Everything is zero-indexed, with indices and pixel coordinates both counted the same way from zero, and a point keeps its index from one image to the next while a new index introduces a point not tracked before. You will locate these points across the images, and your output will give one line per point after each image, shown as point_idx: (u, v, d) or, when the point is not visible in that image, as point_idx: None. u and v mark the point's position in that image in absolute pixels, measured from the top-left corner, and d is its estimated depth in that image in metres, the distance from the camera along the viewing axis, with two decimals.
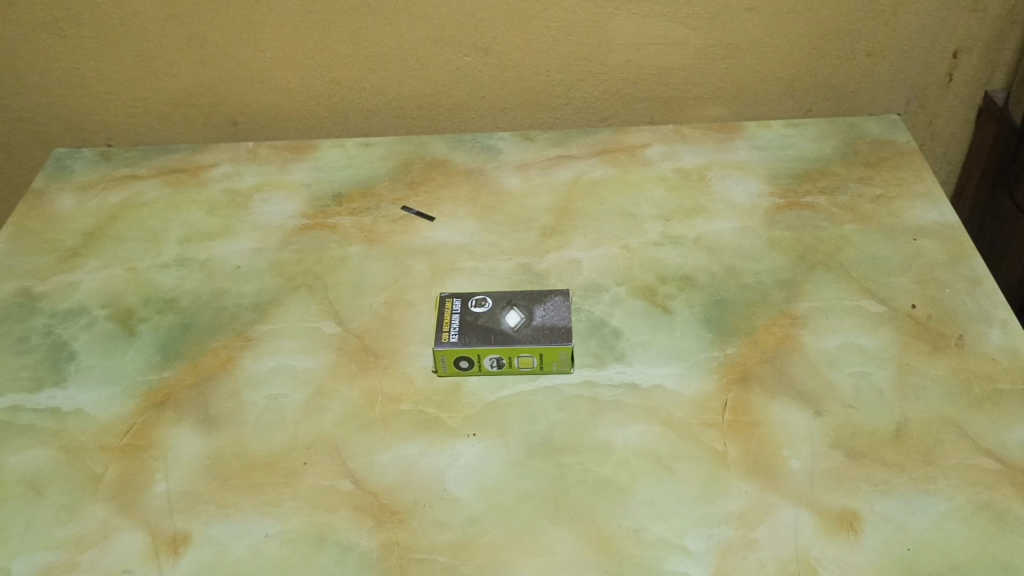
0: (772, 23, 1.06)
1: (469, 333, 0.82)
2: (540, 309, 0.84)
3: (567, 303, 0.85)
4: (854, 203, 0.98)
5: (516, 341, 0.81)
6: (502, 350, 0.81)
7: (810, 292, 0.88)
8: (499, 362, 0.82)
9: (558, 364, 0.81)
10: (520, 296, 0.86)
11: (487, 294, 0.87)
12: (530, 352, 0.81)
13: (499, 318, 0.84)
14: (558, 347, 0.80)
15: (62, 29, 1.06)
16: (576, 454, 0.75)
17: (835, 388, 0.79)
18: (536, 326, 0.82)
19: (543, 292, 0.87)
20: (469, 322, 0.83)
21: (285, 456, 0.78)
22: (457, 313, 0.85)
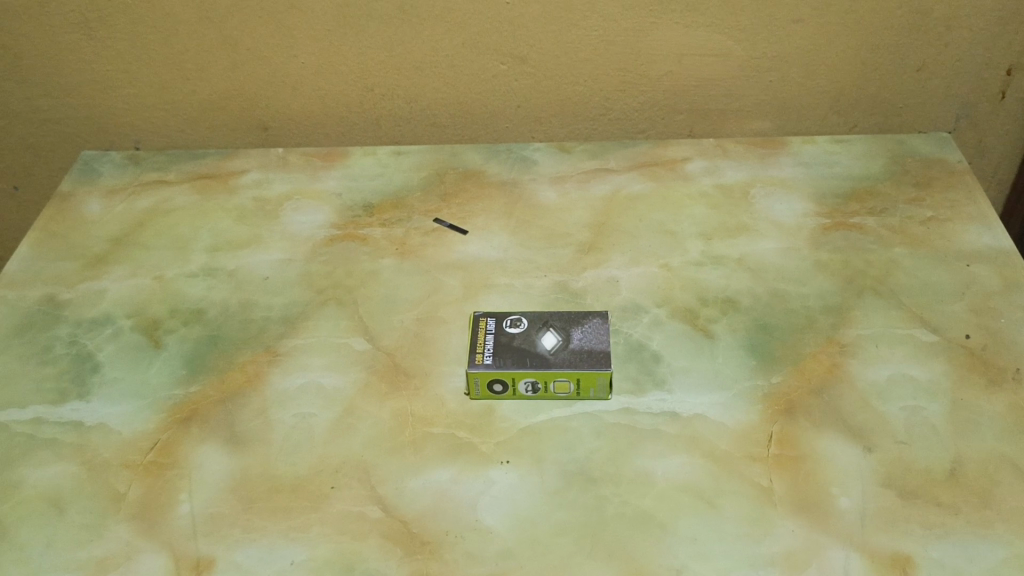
0: (821, 35, 1.03)
1: (504, 355, 0.79)
2: (578, 331, 0.82)
3: (606, 326, 0.83)
4: (904, 225, 0.95)
5: (553, 365, 0.78)
6: (539, 375, 0.78)
7: (858, 319, 0.85)
8: (535, 387, 0.79)
9: (597, 390, 0.79)
10: (556, 317, 0.83)
11: (522, 314, 0.84)
12: (567, 377, 0.78)
13: (534, 340, 0.81)
14: (597, 372, 0.77)
15: (93, 30, 1.05)
16: (614, 486, 0.72)
17: (885, 422, 0.76)
18: (573, 350, 0.80)
19: (581, 313, 0.84)
20: (504, 343, 0.81)
21: (313, 479, 0.75)
22: (491, 333, 0.82)
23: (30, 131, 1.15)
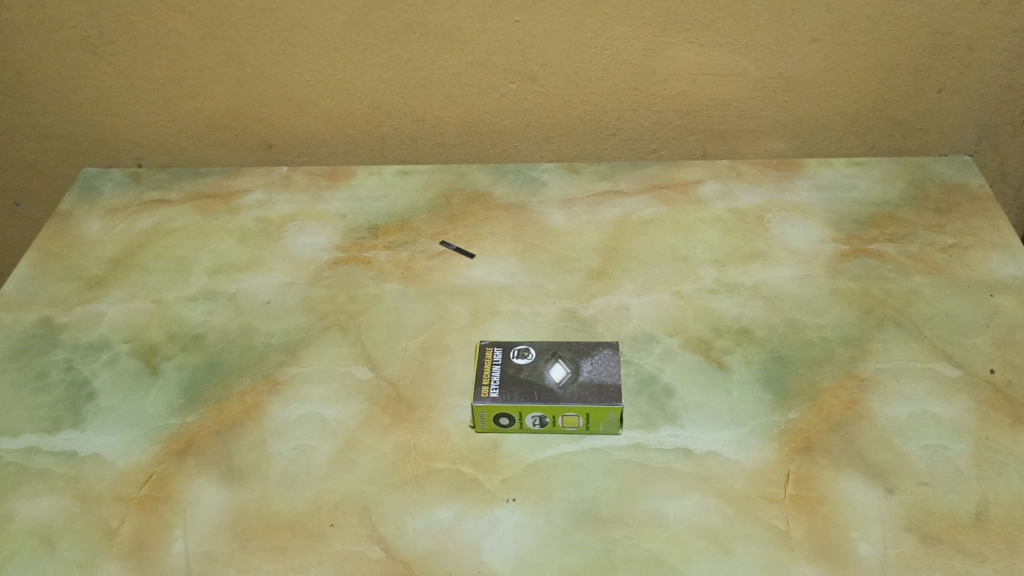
0: (839, 56, 1.00)
1: (511, 388, 0.77)
2: (587, 363, 0.79)
3: (616, 357, 0.80)
4: (925, 253, 0.92)
5: (561, 399, 0.75)
6: (546, 409, 0.75)
7: (878, 352, 0.82)
8: (542, 421, 0.76)
9: (607, 425, 0.76)
10: (565, 348, 0.81)
11: (530, 344, 0.81)
12: (576, 412, 0.75)
13: (542, 372, 0.78)
14: (607, 408, 0.74)
15: (94, 47, 1.02)
16: (624, 527, 0.70)
17: (907, 463, 0.73)
18: (582, 383, 0.77)
19: (590, 344, 0.81)
20: (511, 375, 0.78)
21: (312, 517, 0.73)
22: (497, 364, 0.79)
23: (31, 147, 1.13)
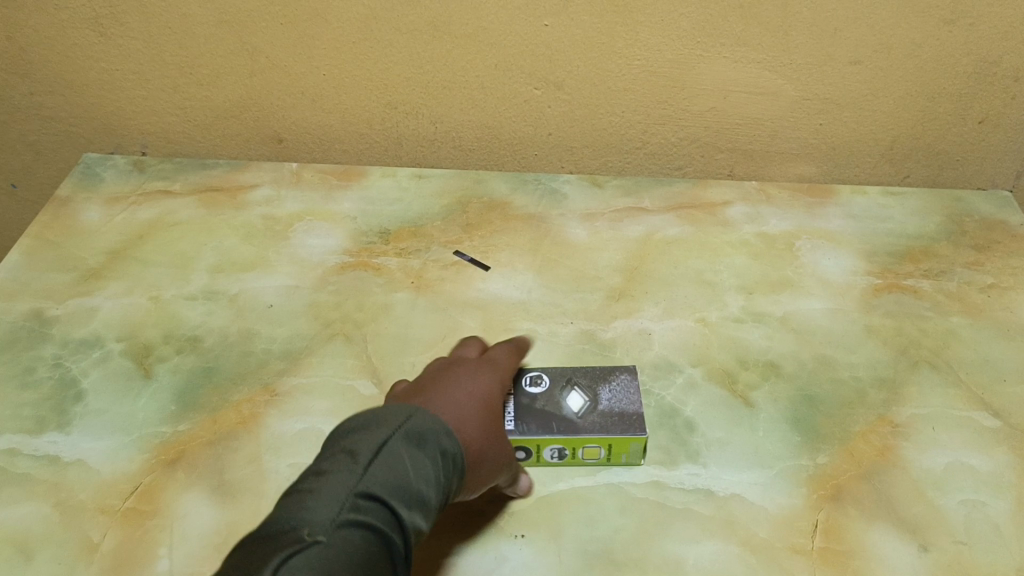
0: (879, 80, 0.95)
1: (527, 419, 0.71)
2: (605, 390, 0.75)
3: (634, 382, 0.76)
4: (962, 291, 0.88)
5: (582, 429, 0.70)
6: (565, 441, 0.70)
7: (912, 397, 0.78)
8: (562, 453, 0.72)
9: (629, 455, 0.72)
10: (580, 374, 0.76)
11: (542, 370, 0.77)
12: (597, 443, 0.71)
13: (558, 401, 0.74)
14: (631, 437, 0.70)
15: (103, 27, 0.98)
16: (640, 572, 0.65)
17: (943, 519, 0.68)
18: (603, 412, 0.72)
19: (605, 369, 0.77)
20: (526, 405, 0.73)
21: None
22: (508, 393, 0.74)
23: (31, 128, 1.09)
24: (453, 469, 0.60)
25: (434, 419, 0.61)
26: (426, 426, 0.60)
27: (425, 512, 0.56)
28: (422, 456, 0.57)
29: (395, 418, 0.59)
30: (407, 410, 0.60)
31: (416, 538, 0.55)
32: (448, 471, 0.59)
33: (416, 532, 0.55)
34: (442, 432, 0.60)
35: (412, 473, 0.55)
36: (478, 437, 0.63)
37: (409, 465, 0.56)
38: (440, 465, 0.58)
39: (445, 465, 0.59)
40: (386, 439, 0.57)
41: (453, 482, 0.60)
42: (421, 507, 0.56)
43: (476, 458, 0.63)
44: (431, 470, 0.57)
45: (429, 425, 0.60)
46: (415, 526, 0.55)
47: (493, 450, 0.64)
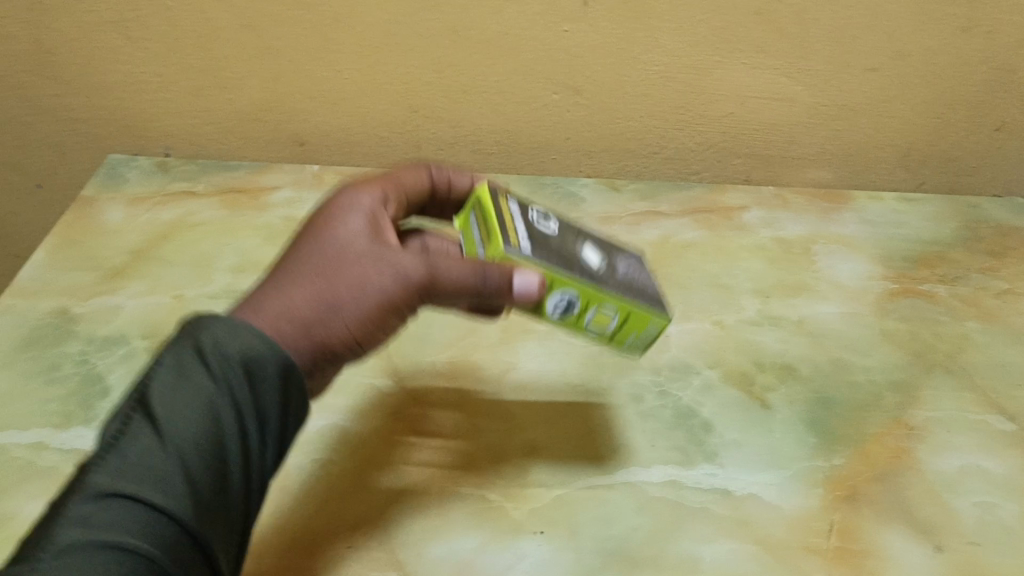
0: (894, 87, 0.96)
1: (537, 246, 0.62)
2: (620, 263, 0.68)
3: (643, 266, 0.70)
4: (977, 296, 0.89)
5: (607, 286, 0.63)
6: (586, 290, 0.61)
7: (926, 400, 0.78)
8: (573, 305, 0.62)
9: (630, 344, 0.67)
10: (588, 236, 0.70)
11: (548, 215, 0.68)
12: (616, 312, 0.63)
13: (574, 248, 0.66)
14: (653, 318, 0.64)
15: (129, 30, 0.99)
16: (656, 570, 0.66)
17: (957, 520, 0.69)
18: (624, 279, 0.65)
19: (609, 245, 0.71)
20: (530, 233, 0.63)
21: (328, 535, 0.68)
22: (518, 216, 0.65)
23: (56, 129, 1.10)
24: (239, 385, 0.53)
25: (217, 320, 0.55)
26: (214, 343, 0.54)
27: (205, 467, 0.50)
28: (187, 401, 0.52)
29: (167, 373, 0.54)
30: (186, 335, 0.56)
31: (217, 484, 0.51)
32: (237, 386, 0.53)
33: (189, 480, 0.49)
34: (235, 334, 0.55)
35: (168, 435, 0.50)
36: (314, 288, 0.59)
37: (142, 445, 0.50)
38: (223, 398, 0.53)
39: (233, 386, 0.53)
40: (120, 426, 0.51)
41: (263, 395, 0.54)
42: (197, 462, 0.50)
43: (309, 311, 0.58)
44: (195, 415, 0.52)
45: (217, 343, 0.54)
46: (186, 479, 0.49)
47: (383, 296, 0.60)
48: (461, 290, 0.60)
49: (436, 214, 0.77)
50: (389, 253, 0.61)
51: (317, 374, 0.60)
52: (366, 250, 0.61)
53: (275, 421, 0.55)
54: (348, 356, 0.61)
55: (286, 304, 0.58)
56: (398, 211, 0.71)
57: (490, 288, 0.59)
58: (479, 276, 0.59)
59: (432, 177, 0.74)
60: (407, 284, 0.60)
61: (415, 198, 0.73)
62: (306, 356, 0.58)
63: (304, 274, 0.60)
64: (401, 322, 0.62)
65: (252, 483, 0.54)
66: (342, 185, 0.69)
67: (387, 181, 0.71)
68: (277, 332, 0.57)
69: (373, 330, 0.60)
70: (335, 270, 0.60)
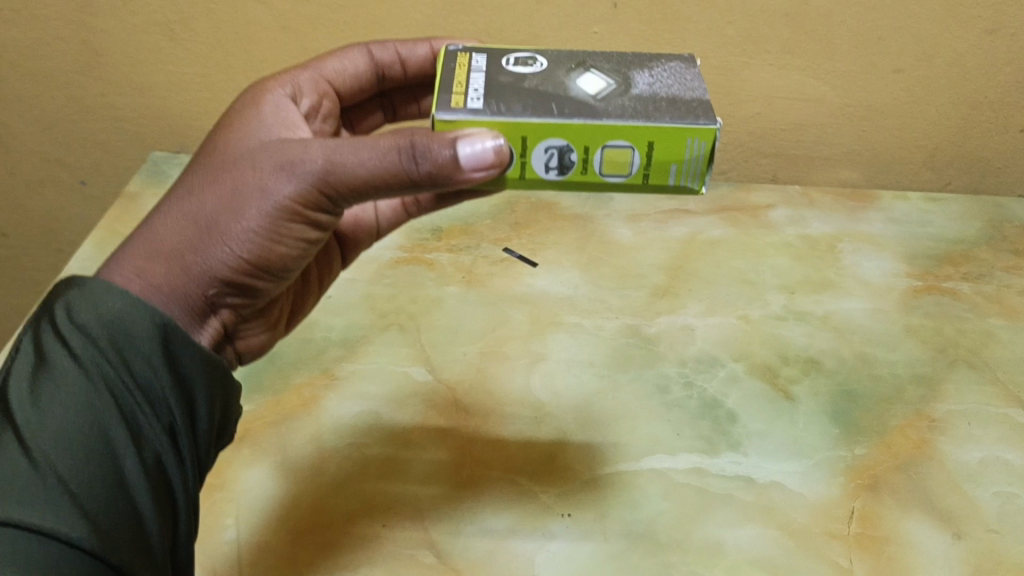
0: (920, 87, 0.97)
1: (500, 98, 0.52)
2: (643, 76, 0.55)
3: (689, 70, 0.55)
4: (1000, 293, 0.90)
5: (605, 115, 0.51)
6: (575, 136, 0.51)
7: (949, 394, 0.80)
8: (567, 158, 0.52)
9: (676, 179, 0.52)
10: (601, 61, 0.57)
11: (541, 57, 0.57)
12: (628, 140, 0.51)
13: (564, 82, 0.54)
14: (688, 130, 0.50)
15: (174, 32, 1.02)
16: (681, 552, 0.68)
17: (977, 509, 0.70)
18: (637, 95, 0.52)
19: (652, 58, 0.57)
20: (502, 82, 0.54)
21: (365, 516, 0.72)
22: (480, 70, 0.56)
23: (101, 127, 1.14)
24: (111, 359, 0.49)
25: (84, 279, 0.52)
26: (73, 313, 0.51)
27: (88, 467, 0.46)
28: (58, 401, 0.48)
29: (22, 375, 0.50)
30: (49, 315, 0.52)
31: (114, 485, 0.47)
32: (107, 365, 0.49)
33: (69, 491, 0.45)
34: (99, 300, 0.51)
35: (35, 444, 0.46)
36: (190, 213, 0.54)
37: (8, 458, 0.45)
38: (91, 390, 0.48)
39: (98, 367, 0.49)
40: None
41: (141, 366, 0.50)
42: (78, 468, 0.46)
43: (179, 240, 0.54)
44: (79, 399, 0.48)
45: (76, 313, 0.50)
46: (70, 491, 0.45)
47: (260, 232, 0.53)
48: (381, 179, 0.50)
49: (406, 99, 0.77)
50: (284, 150, 0.53)
51: (216, 299, 0.56)
52: (251, 158, 0.54)
53: (166, 384, 0.51)
54: (254, 279, 0.57)
55: (157, 239, 0.54)
56: (326, 102, 0.69)
57: (421, 169, 0.49)
58: (406, 154, 0.49)
59: (372, 59, 0.71)
60: (306, 182, 0.52)
61: (353, 83, 0.71)
62: (188, 286, 0.54)
63: (182, 198, 0.55)
64: (310, 228, 0.56)
65: (151, 466, 0.50)
66: (250, 86, 0.66)
67: (307, 73, 0.68)
68: (143, 272, 0.53)
69: (269, 245, 0.54)
70: (213, 185, 0.54)
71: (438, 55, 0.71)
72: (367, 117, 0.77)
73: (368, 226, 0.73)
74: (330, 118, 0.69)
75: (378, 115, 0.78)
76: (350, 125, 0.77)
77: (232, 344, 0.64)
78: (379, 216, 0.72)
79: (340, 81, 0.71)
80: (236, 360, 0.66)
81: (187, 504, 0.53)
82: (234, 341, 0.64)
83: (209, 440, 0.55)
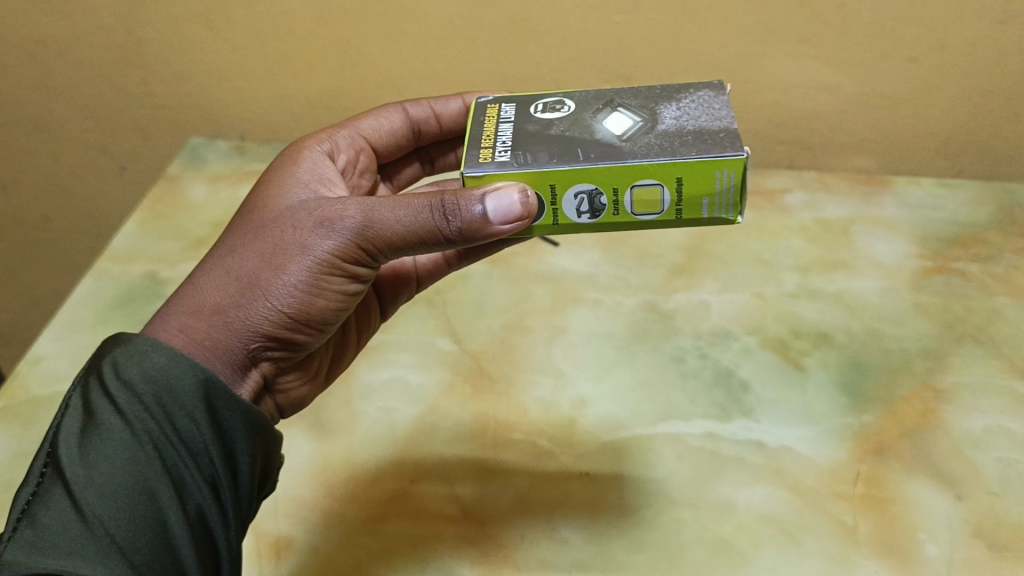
0: (936, 77, 0.97)
1: (526, 147, 0.55)
2: (671, 109, 0.57)
3: (718, 100, 0.57)
4: (1009, 274, 0.93)
5: (630, 155, 0.52)
6: (603, 179, 0.53)
7: (956, 366, 0.83)
8: (597, 199, 0.54)
9: (711, 211, 0.54)
10: (629, 98, 0.59)
11: (570, 101, 0.60)
12: (656, 178, 0.52)
13: (590, 124, 0.57)
14: (715, 163, 0.51)
15: (212, 23, 1.05)
16: (693, 509, 0.72)
17: (978, 473, 0.73)
18: (662, 132, 0.54)
19: (680, 89, 0.59)
20: (530, 130, 0.57)
21: (393, 472, 0.77)
22: (509, 121, 0.59)
23: (141, 115, 1.19)
24: (155, 416, 0.54)
25: (130, 337, 0.57)
26: (119, 371, 0.55)
27: (133, 520, 0.50)
28: (105, 456, 0.52)
29: (70, 432, 0.54)
30: (95, 373, 0.56)
31: (158, 538, 0.51)
32: (151, 421, 0.54)
33: (115, 541, 0.49)
34: (144, 357, 0.55)
35: (83, 496, 0.50)
36: (233, 271, 0.59)
37: (58, 510, 0.49)
38: (137, 445, 0.53)
39: (142, 423, 0.53)
40: (35, 489, 0.51)
41: (183, 421, 0.55)
42: (122, 519, 0.50)
43: (222, 297, 0.59)
44: (123, 453, 0.52)
45: (123, 371, 0.55)
46: (117, 542, 0.49)
47: (299, 284, 0.58)
48: (416, 234, 0.54)
49: (443, 150, 0.83)
50: (323, 209, 0.58)
51: (258, 353, 0.61)
52: (291, 218, 0.60)
53: (207, 438, 0.55)
54: (295, 332, 0.61)
55: (202, 296, 0.59)
56: (362, 159, 0.75)
57: (451, 226, 0.52)
58: (438, 212, 0.53)
59: (408, 117, 0.76)
60: (346, 237, 0.57)
61: (389, 140, 0.77)
62: (231, 340, 0.59)
63: (225, 258, 0.60)
64: (348, 281, 0.60)
65: (193, 517, 0.54)
66: (290, 146, 0.71)
67: (345, 131, 0.74)
68: (188, 328, 0.58)
69: (308, 298, 0.59)
70: (256, 244, 0.60)
71: (468, 109, 0.76)
72: (406, 167, 0.83)
73: (407, 272, 0.79)
74: (366, 172, 0.75)
75: (416, 165, 0.83)
76: (388, 177, 0.82)
77: (273, 397, 0.68)
78: (418, 264, 0.79)
79: (377, 137, 0.76)
80: (278, 412, 0.70)
81: (229, 556, 0.56)
82: (274, 393, 0.68)
83: (248, 492, 0.59)
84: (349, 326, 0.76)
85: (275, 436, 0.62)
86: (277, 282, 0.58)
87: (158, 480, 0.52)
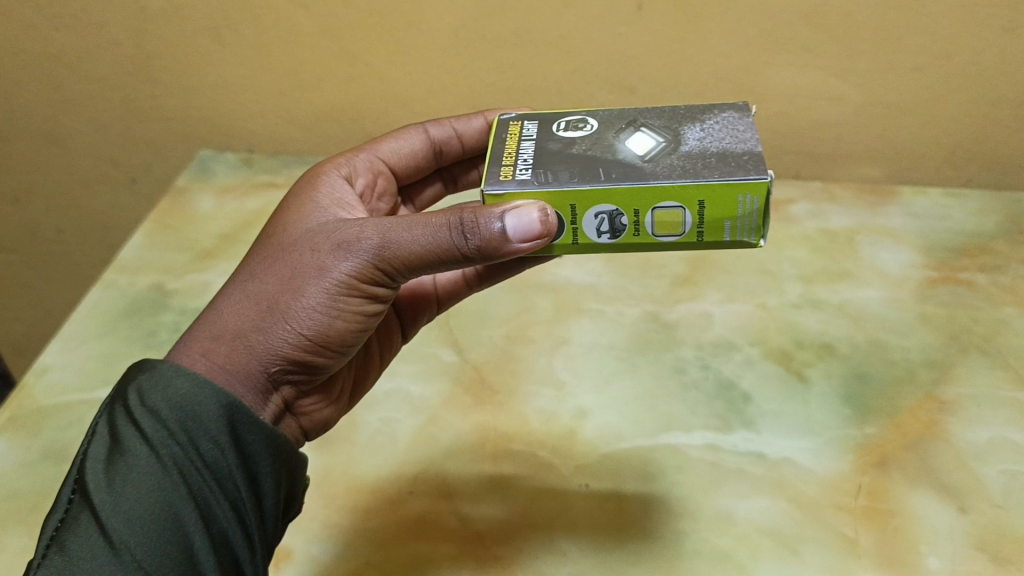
0: (943, 86, 0.96)
1: (547, 166, 0.55)
2: (695, 130, 0.57)
3: (744, 121, 0.56)
4: (1016, 284, 0.92)
5: (653, 176, 0.52)
6: (625, 201, 0.53)
7: (961, 377, 0.82)
8: (617, 220, 0.54)
9: (733, 234, 0.53)
10: (653, 117, 0.59)
11: (594, 121, 0.60)
12: (678, 201, 0.52)
13: (613, 144, 0.57)
14: (738, 187, 0.51)
15: (220, 36, 1.06)
16: (693, 521, 0.71)
17: (982, 485, 0.72)
18: (686, 153, 0.54)
19: (705, 109, 0.59)
20: (552, 149, 0.57)
21: (392, 483, 0.77)
22: (531, 139, 0.59)
23: (151, 127, 1.20)
24: (180, 441, 0.54)
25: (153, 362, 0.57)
26: (145, 397, 0.55)
27: (160, 544, 0.51)
28: (132, 482, 0.52)
29: (97, 458, 0.54)
30: (121, 399, 0.56)
31: (184, 562, 0.51)
32: (176, 447, 0.54)
33: (142, 567, 0.49)
34: (169, 383, 0.55)
35: (111, 523, 0.50)
36: (253, 296, 0.59)
37: (86, 536, 0.50)
38: (163, 471, 0.53)
39: (168, 448, 0.54)
40: (63, 515, 0.51)
41: (207, 445, 0.55)
42: (150, 544, 0.50)
43: (242, 321, 0.59)
44: (149, 478, 0.52)
45: (148, 398, 0.55)
46: (144, 568, 0.49)
47: (318, 304, 0.58)
48: (435, 253, 0.54)
49: (465, 168, 0.83)
50: (341, 231, 0.58)
51: (279, 376, 0.61)
52: (310, 241, 0.60)
53: (231, 462, 0.56)
54: (316, 355, 0.61)
55: (223, 321, 0.59)
56: (380, 182, 0.75)
57: (470, 244, 0.52)
58: (456, 231, 0.53)
59: (428, 137, 0.76)
60: (363, 259, 0.57)
61: (409, 162, 0.77)
62: (251, 363, 0.58)
63: (245, 282, 0.60)
64: (367, 302, 0.60)
65: (218, 541, 0.54)
66: (308, 170, 0.72)
67: (363, 155, 0.74)
68: (209, 353, 0.58)
69: (327, 319, 0.59)
70: (275, 268, 0.60)
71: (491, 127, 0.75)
72: (427, 188, 0.83)
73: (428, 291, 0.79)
74: (385, 195, 0.75)
75: (438, 185, 0.83)
76: (409, 199, 0.83)
77: (296, 421, 0.67)
78: (438, 284, 0.79)
79: (396, 160, 0.76)
80: (302, 436, 0.69)
81: None
82: (297, 417, 0.67)
83: (274, 516, 0.59)
84: (371, 347, 0.75)
85: (298, 460, 0.62)
86: (296, 303, 0.58)
87: (183, 505, 0.53)
